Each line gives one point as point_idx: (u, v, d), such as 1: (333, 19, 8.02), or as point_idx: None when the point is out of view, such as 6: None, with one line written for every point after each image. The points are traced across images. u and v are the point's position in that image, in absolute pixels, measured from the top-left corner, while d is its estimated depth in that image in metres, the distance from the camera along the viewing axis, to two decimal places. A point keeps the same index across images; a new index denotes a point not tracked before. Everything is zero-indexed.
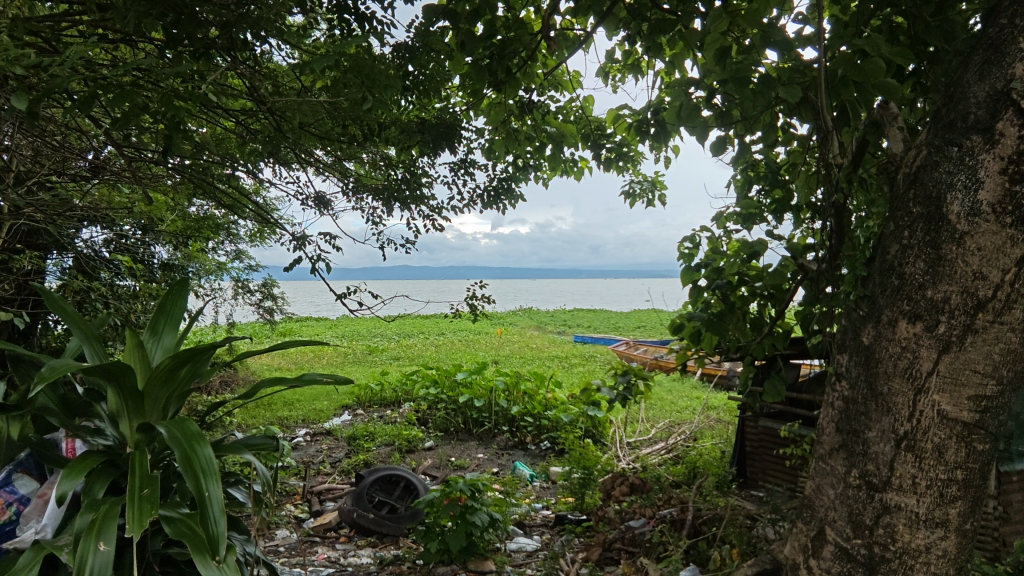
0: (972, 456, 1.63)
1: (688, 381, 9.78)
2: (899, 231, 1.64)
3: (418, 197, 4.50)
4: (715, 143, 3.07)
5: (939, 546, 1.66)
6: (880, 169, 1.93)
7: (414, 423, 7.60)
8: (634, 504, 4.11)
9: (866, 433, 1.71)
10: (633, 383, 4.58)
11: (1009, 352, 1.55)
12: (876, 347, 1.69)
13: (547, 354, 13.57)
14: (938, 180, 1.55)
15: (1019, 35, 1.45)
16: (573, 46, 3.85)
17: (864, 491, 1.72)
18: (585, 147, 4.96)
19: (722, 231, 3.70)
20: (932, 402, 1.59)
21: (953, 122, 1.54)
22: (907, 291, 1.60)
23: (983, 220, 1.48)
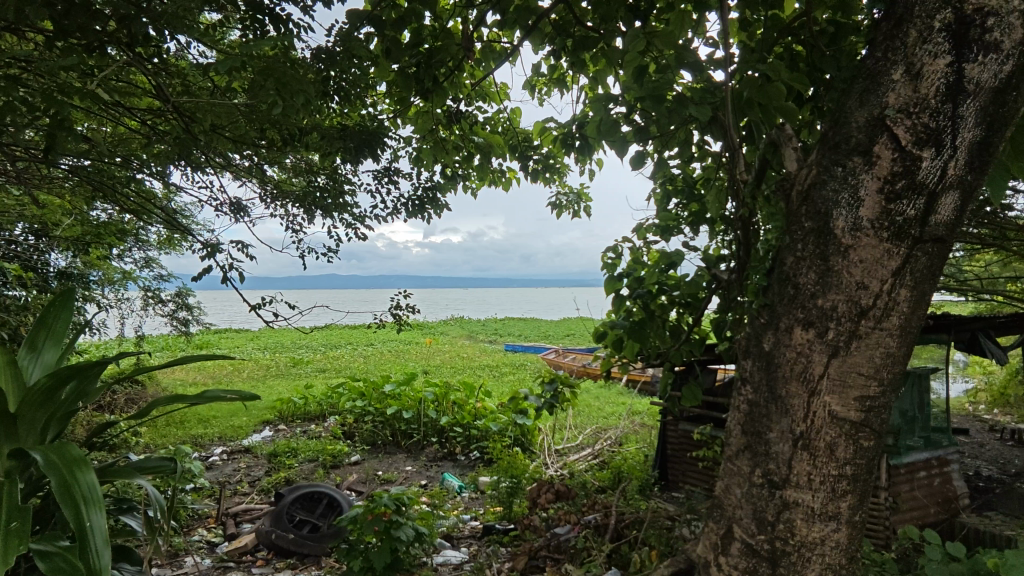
0: (859, 452, 1.76)
1: (614, 387, 10.07)
2: (793, 244, 1.76)
3: (341, 205, 4.44)
4: (634, 157, 3.18)
5: (832, 538, 1.78)
6: (778, 186, 2.05)
7: (340, 437, 7.36)
8: (560, 511, 4.15)
9: (768, 434, 1.82)
10: (560, 391, 4.61)
11: (889, 356, 1.68)
12: (776, 353, 1.79)
13: (478, 363, 13.56)
14: (827, 198, 1.66)
15: (892, 67, 1.56)
16: (499, 58, 3.90)
17: (767, 489, 1.82)
18: (513, 158, 5.01)
19: (642, 242, 3.84)
20: (823, 403, 1.71)
21: (838, 144, 1.65)
22: (801, 300, 1.72)
23: (863, 235, 1.60)
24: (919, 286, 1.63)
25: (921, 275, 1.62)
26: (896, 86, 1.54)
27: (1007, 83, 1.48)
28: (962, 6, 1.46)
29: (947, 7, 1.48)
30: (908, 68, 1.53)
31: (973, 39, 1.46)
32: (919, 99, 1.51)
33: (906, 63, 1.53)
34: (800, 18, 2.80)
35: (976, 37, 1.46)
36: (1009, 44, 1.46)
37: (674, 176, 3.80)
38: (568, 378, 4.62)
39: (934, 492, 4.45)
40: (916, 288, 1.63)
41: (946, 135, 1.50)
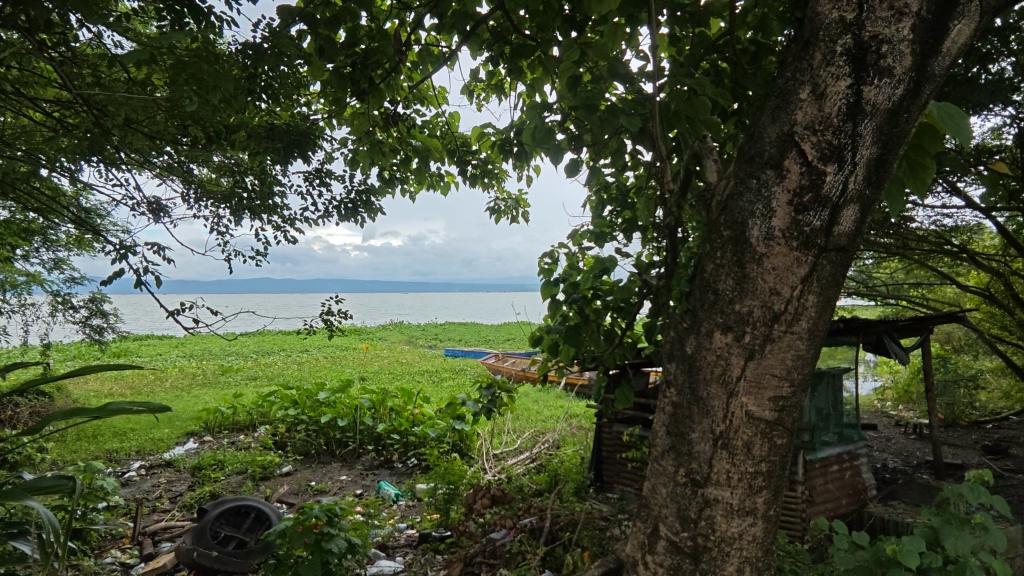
0: (774, 450, 1.84)
1: (552, 390, 10.19)
2: (713, 251, 1.84)
3: (270, 206, 4.33)
4: (568, 165, 3.24)
5: (749, 532, 1.86)
6: (701, 197, 2.14)
7: (270, 447, 7.06)
8: (496, 515, 4.15)
9: (691, 434, 1.89)
10: (497, 396, 4.60)
11: (799, 358, 1.78)
12: (698, 356, 1.87)
13: (418, 368, 13.41)
14: (743, 208, 1.75)
15: (800, 87, 1.66)
16: (437, 62, 3.89)
17: (690, 487, 1.89)
18: (452, 162, 5.01)
19: (577, 248, 3.91)
20: (741, 403, 1.79)
21: (753, 158, 1.74)
22: (720, 305, 1.80)
23: (775, 244, 1.69)
24: (825, 292, 1.73)
25: (827, 282, 1.72)
26: (803, 104, 1.64)
27: (899, 106, 1.59)
28: (860, 33, 1.57)
29: (847, 33, 1.58)
30: (813, 89, 1.63)
31: (870, 64, 1.57)
32: (823, 118, 1.61)
33: (812, 83, 1.63)
34: (724, 36, 2.94)
35: (873, 62, 1.57)
36: (901, 70, 1.57)
37: (608, 185, 3.90)
38: (506, 382, 4.61)
39: (846, 484, 4.75)
40: (822, 294, 1.73)
41: (847, 152, 1.61)
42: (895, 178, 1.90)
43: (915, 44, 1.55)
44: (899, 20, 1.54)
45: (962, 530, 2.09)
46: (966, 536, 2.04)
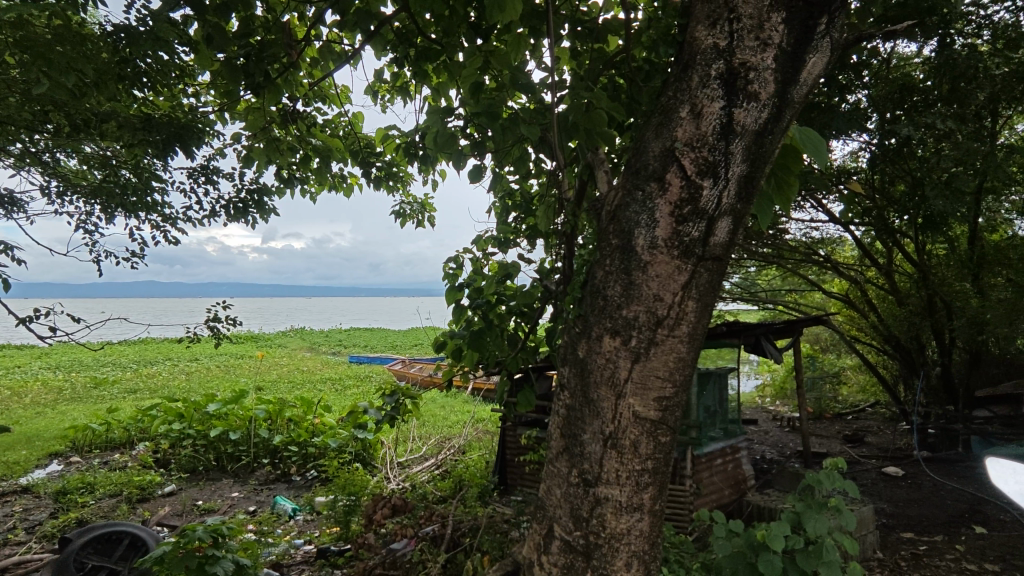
0: (659, 448, 1.92)
1: (459, 395, 10.14)
2: (603, 259, 1.92)
3: (148, 204, 3.99)
4: (471, 171, 3.25)
5: (637, 528, 1.93)
6: (593, 207, 2.24)
7: (150, 466, 6.47)
8: (397, 525, 4.06)
9: (583, 435, 1.95)
10: (401, 403, 4.49)
11: (680, 360, 1.88)
12: (589, 360, 1.94)
13: (320, 376, 12.84)
14: (630, 218, 1.84)
15: (680, 106, 1.77)
16: (339, 60, 3.77)
17: (582, 487, 1.95)
18: (355, 164, 4.86)
19: (482, 253, 3.93)
20: (628, 404, 1.87)
21: (639, 171, 1.84)
22: (609, 310, 1.88)
23: (658, 252, 1.79)
24: (703, 298, 1.84)
25: (705, 289, 1.83)
26: (683, 122, 1.75)
27: (764, 128, 1.73)
28: (731, 59, 1.70)
29: (720, 58, 1.71)
30: (691, 108, 1.74)
31: (740, 88, 1.70)
32: (700, 135, 1.73)
33: (690, 102, 1.75)
34: (620, 54, 3.08)
35: (742, 87, 1.70)
36: (766, 95, 1.71)
37: (512, 191, 3.96)
38: (410, 389, 4.52)
39: (728, 475, 5.11)
40: (700, 300, 1.84)
41: (720, 168, 1.73)
42: (764, 194, 2.07)
43: (777, 73, 1.70)
44: (764, 50, 1.69)
45: (820, 513, 2.29)
46: (823, 518, 2.25)
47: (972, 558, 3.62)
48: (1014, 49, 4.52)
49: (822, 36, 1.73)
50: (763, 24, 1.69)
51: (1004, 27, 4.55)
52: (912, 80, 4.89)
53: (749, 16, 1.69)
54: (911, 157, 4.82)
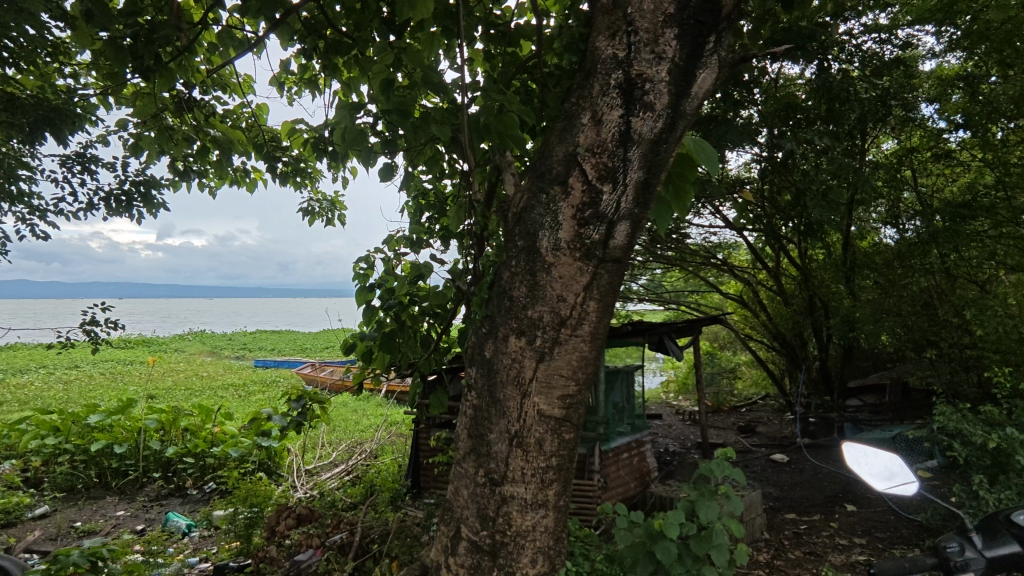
0: (562, 444, 1.97)
1: (372, 398, 9.89)
2: (509, 261, 1.95)
3: (13, 194, 3.58)
4: (382, 170, 3.18)
5: (542, 524, 1.97)
6: (502, 209, 2.27)
7: (18, 486, 5.79)
8: (302, 535, 3.89)
9: (489, 435, 1.97)
10: (308, 408, 4.30)
11: (583, 359, 1.94)
12: (495, 360, 1.96)
13: (221, 382, 12.07)
14: (535, 220, 1.88)
15: (582, 113, 1.83)
16: (240, 48, 3.56)
17: (488, 486, 1.96)
18: (258, 158, 4.61)
19: (394, 253, 3.85)
20: (533, 403, 1.90)
21: (543, 174, 1.88)
22: (515, 311, 1.91)
23: (561, 254, 1.84)
24: (604, 298, 1.90)
25: (605, 290, 1.89)
26: (584, 128, 1.81)
27: (659, 137, 1.81)
28: (629, 70, 1.77)
29: (619, 69, 1.78)
30: (593, 115, 1.80)
31: (637, 98, 1.77)
32: (600, 142, 1.79)
33: (592, 110, 1.81)
34: (532, 59, 3.14)
35: (639, 97, 1.77)
36: (661, 106, 1.79)
37: (426, 192, 3.92)
38: (318, 393, 4.34)
39: (634, 469, 5.33)
40: (601, 300, 1.90)
41: (619, 174, 1.80)
42: (663, 200, 2.17)
43: (671, 85, 1.78)
44: (659, 64, 1.77)
45: (711, 500, 2.44)
46: (714, 504, 2.40)
47: (843, 533, 4.00)
48: (879, 76, 5.05)
49: (711, 53, 1.83)
50: (657, 38, 1.77)
51: (871, 56, 5.07)
52: (795, 99, 5.35)
53: (645, 30, 1.77)
54: (795, 169, 5.26)
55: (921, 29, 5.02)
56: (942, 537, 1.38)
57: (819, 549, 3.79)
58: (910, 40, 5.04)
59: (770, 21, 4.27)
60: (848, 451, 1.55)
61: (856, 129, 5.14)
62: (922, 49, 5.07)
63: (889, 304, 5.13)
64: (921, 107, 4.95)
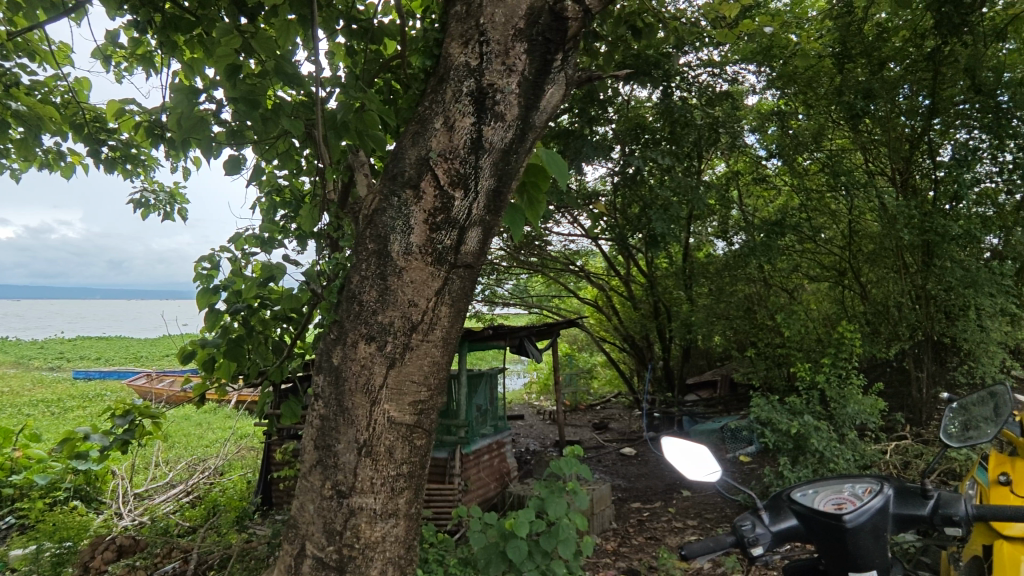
0: (414, 451, 1.94)
1: (219, 411, 9.05)
2: (359, 264, 1.90)
3: None
4: (227, 162, 2.93)
5: (392, 534, 1.91)
6: (355, 210, 2.20)
7: None
8: (125, 569, 3.45)
9: (336, 446, 1.89)
10: (138, 425, 3.79)
11: (435, 364, 1.93)
12: (343, 367, 1.89)
13: (27, 398, 10.32)
14: (386, 223, 1.84)
15: (435, 117, 1.83)
16: (52, 11, 3.07)
17: (335, 500, 1.87)
18: (76, 139, 4.02)
19: (241, 252, 3.56)
20: (383, 410, 1.86)
21: (395, 176, 1.85)
22: (365, 316, 1.86)
23: (412, 258, 1.82)
24: (456, 304, 1.91)
25: (457, 296, 1.91)
26: (437, 134, 1.81)
27: (510, 148, 1.85)
28: (480, 79, 1.80)
29: (471, 77, 1.80)
30: (445, 121, 1.81)
31: (488, 107, 1.80)
32: (452, 147, 1.80)
33: (444, 115, 1.81)
34: (395, 60, 3.08)
35: (490, 106, 1.80)
36: (512, 117, 1.83)
37: (281, 188, 3.68)
38: (149, 407, 3.86)
39: (494, 470, 5.43)
40: (454, 306, 1.91)
41: (471, 180, 1.82)
42: (517, 208, 2.21)
43: (522, 97, 1.82)
44: (509, 76, 1.80)
45: (559, 497, 2.55)
46: (562, 501, 2.50)
47: (679, 517, 4.40)
48: (712, 106, 5.64)
49: (559, 70, 1.87)
50: (508, 50, 1.80)
51: (706, 87, 5.63)
52: (644, 120, 5.82)
53: (497, 41, 1.79)
54: (643, 185, 5.74)
55: (745, 68, 5.68)
56: (739, 516, 1.52)
57: (659, 533, 4.13)
58: (737, 76, 5.69)
59: (621, 47, 4.62)
60: (665, 448, 1.66)
61: (694, 152, 5.72)
62: (746, 85, 5.73)
63: (722, 309, 5.76)
64: (746, 137, 5.62)
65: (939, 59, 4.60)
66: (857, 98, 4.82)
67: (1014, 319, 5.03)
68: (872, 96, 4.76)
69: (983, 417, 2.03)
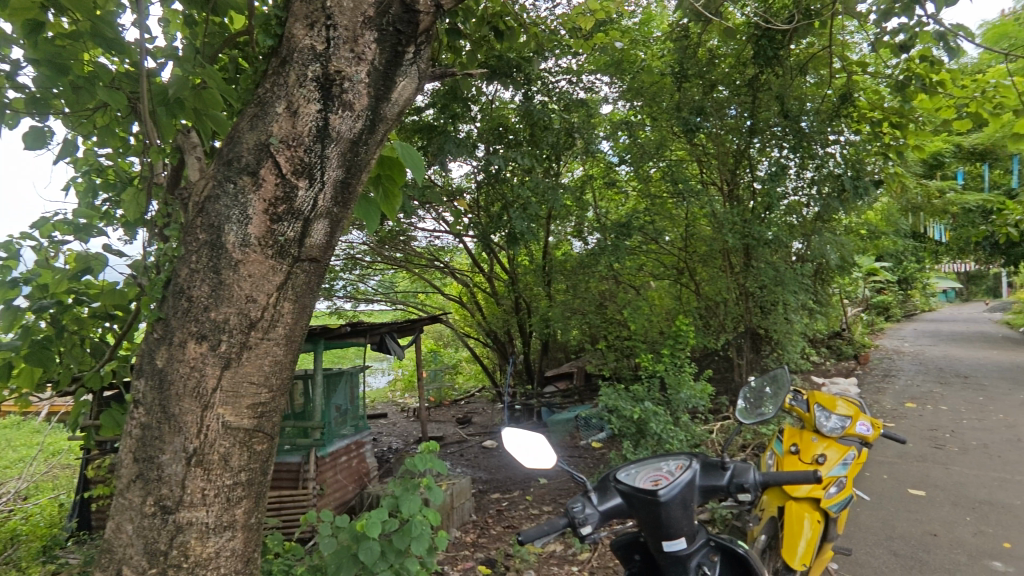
0: (253, 457, 1.80)
1: (21, 425, 7.72)
2: (188, 256, 1.73)
3: None
4: (27, 133, 2.50)
5: (227, 548, 1.76)
6: (185, 198, 2.01)
7: None
8: None
9: (160, 457, 1.70)
10: None
11: (278, 364, 1.81)
12: (168, 369, 1.72)
13: None
14: (220, 212, 1.70)
15: (276, 101, 1.72)
16: None
17: (159, 516, 1.69)
18: None
19: (47, 240, 3.06)
20: (216, 415, 1.71)
21: (231, 162, 1.72)
22: (195, 313, 1.70)
23: (251, 251, 1.70)
24: (301, 299, 1.81)
25: (302, 291, 1.81)
26: (278, 118, 1.71)
27: (359, 138, 1.79)
28: (326, 65, 1.72)
29: (316, 62, 1.72)
30: (288, 106, 1.71)
31: (335, 95, 1.73)
32: (295, 135, 1.71)
33: (287, 100, 1.71)
34: (241, 36, 2.85)
35: (337, 94, 1.73)
36: (360, 107, 1.77)
37: (103, 167, 3.23)
38: None
39: (352, 471, 5.25)
40: (298, 302, 1.81)
41: (316, 170, 1.73)
42: (371, 201, 2.14)
43: (371, 87, 1.77)
44: (358, 64, 1.75)
45: (414, 493, 2.53)
46: (416, 497, 2.49)
47: (536, 504, 4.58)
48: (570, 112, 5.88)
49: (410, 63, 1.85)
50: (356, 38, 1.74)
51: (564, 93, 5.85)
52: (507, 121, 5.96)
53: (344, 27, 1.73)
54: (506, 183, 5.88)
55: (600, 79, 6.02)
56: (570, 499, 1.64)
57: (516, 521, 4.28)
58: (592, 86, 6.02)
59: (485, 46, 4.69)
60: (506, 437, 1.71)
61: (552, 154, 6.01)
62: (600, 94, 6.06)
63: (577, 304, 6.11)
64: (600, 143, 5.85)
65: (757, 86, 5.29)
66: (692, 114, 5.36)
67: (811, 312, 5.93)
68: (705, 113, 5.33)
69: (766, 395, 2.38)
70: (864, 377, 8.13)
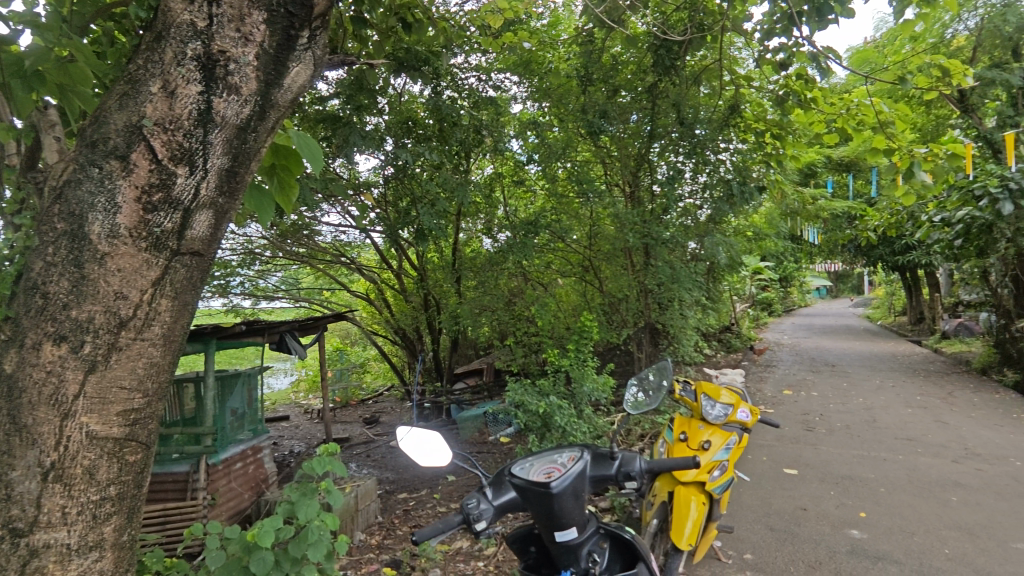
0: (124, 469, 1.64)
1: None
2: (42, 247, 1.55)
3: None
4: None
5: (93, 570, 1.60)
6: (40, 182, 1.80)
7: None
8: None
9: (9, 474, 1.51)
10: None
11: (153, 366, 1.66)
12: (19, 375, 1.53)
13: None
14: (82, 199, 1.54)
15: (150, 79, 1.58)
16: None
17: (7, 541, 1.50)
18: None
19: None
20: (79, 424, 1.54)
21: (96, 143, 1.56)
22: (52, 311, 1.53)
23: (120, 243, 1.55)
24: (180, 296, 1.68)
25: (181, 286, 1.67)
26: (153, 99, 1.57)
27: (246, 125, 1.68)
28: (209, 44, 1.60)
29: (196, 39, 1.59)
30: (163, 85, 1.57)
31: (219, 77, 1.61)
32: (173, 117, 1.57)
33: (162, 79, 1.57)
34: (115, 6, 2.58)
35: (220, 76, 1.61)
36: (248, 92, 1.67)
37: None
38: None
39: (249, 478, 4.95)
40: (177, 299, 1.67)
41: (197, 157, 1.61)
42: (265, 194, 2.04)
43: (260, 71, 1.67)
44: (245, 45, 1.64)
45: (311, 498, 2.44)
46: (314, 502, 2.40)
47: (443, 501, 4.56)
48: (479, 109, 5.89)
49: (304, 49, 1.77)
50: (243, 17, 1.63)
51: (473, 90, 5.85)
52: (415, 115, 5.91)
53: (230, 5, 1.62)
54: (414, 178, 5.79)
55: (509, 78, 6.08)
56: (466, 494, 1.65)
57: (422, 520, 4.23)
58: (501, 84, 6.06)
59: (392, 37, 4.57)
60: (403, 437, 1.68)
61: (461, 151, 6.00)
62: (509, 93, 6.11)
63: (486, 301, 6.19)
64: (509, 141, 5.94)
65: (656, 93, 5.54)
66: (596, 117, 5.54)
67: (703, 308, 6.34)
68: (608, 116, 5.53)
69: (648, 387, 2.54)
70: (749, 368, 8.82)
